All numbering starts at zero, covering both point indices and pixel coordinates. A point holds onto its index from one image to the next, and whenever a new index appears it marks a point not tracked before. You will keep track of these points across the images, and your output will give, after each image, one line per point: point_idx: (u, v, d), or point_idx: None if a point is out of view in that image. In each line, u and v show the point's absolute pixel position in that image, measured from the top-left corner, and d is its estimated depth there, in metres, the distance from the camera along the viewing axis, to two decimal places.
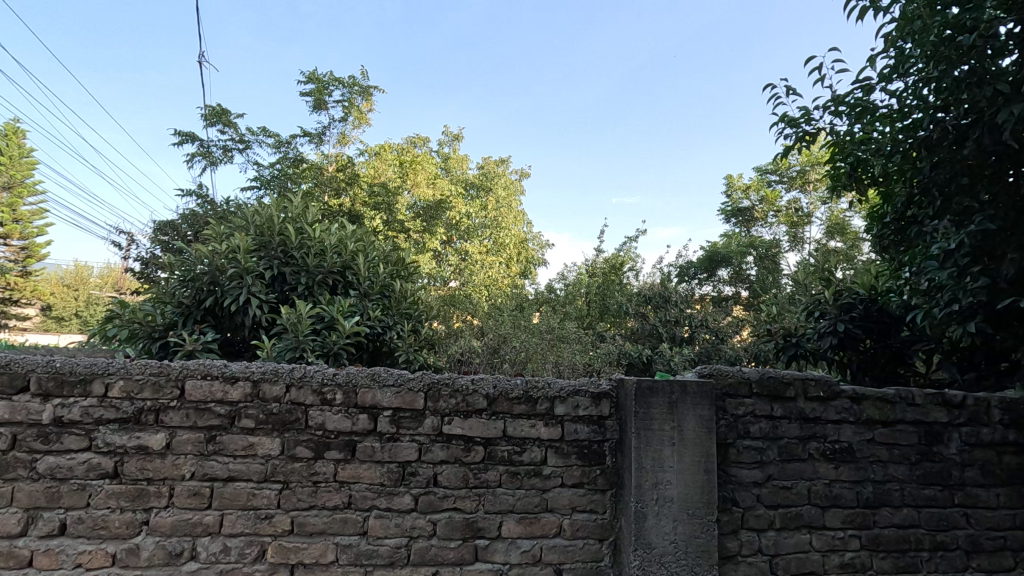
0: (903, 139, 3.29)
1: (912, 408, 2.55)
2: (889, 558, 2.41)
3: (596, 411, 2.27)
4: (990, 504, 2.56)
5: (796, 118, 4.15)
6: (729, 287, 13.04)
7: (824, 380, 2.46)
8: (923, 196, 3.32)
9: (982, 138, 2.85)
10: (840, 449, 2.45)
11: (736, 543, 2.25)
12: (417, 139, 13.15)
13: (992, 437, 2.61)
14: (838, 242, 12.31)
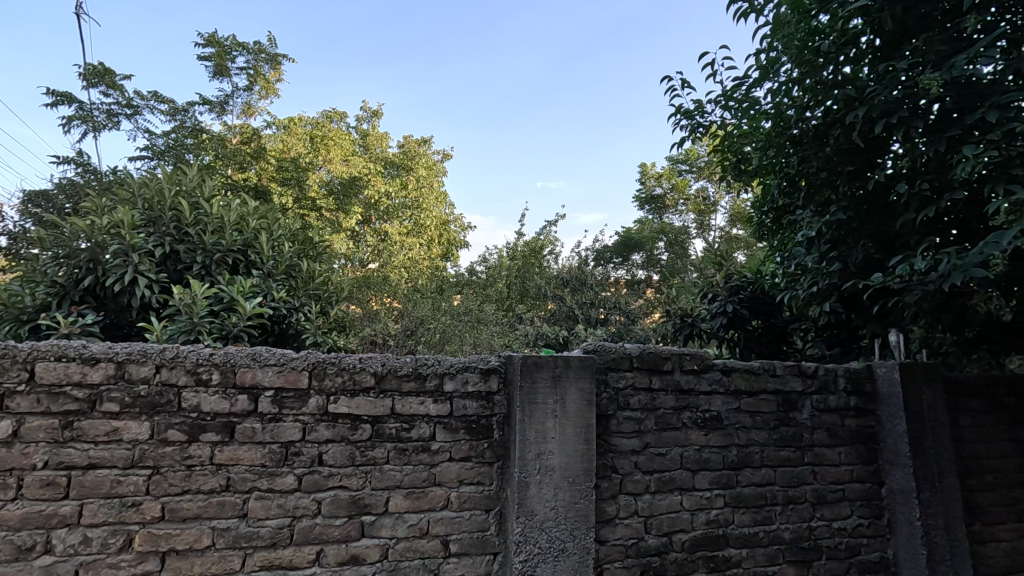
0: (777, 135, 3.59)
1: (772, 378, 2.83)
2: (748, 513, 2.67)
3: (484, 387, 2.34)
4: (834, 461, 2.90)
5: (691, 110, 4.40)
6: (642, 270, 13.65)
7: (697, 354, 2.67)
8: (794, 188, 3.66)
9: (840, 136, 3.18)
10: (710, 417, 2.67)
11: (614, 506, 2.41)
12: (334, 114, 12.63)
13: (838, 402, 2.96)
14: (739, 230, 13.20)
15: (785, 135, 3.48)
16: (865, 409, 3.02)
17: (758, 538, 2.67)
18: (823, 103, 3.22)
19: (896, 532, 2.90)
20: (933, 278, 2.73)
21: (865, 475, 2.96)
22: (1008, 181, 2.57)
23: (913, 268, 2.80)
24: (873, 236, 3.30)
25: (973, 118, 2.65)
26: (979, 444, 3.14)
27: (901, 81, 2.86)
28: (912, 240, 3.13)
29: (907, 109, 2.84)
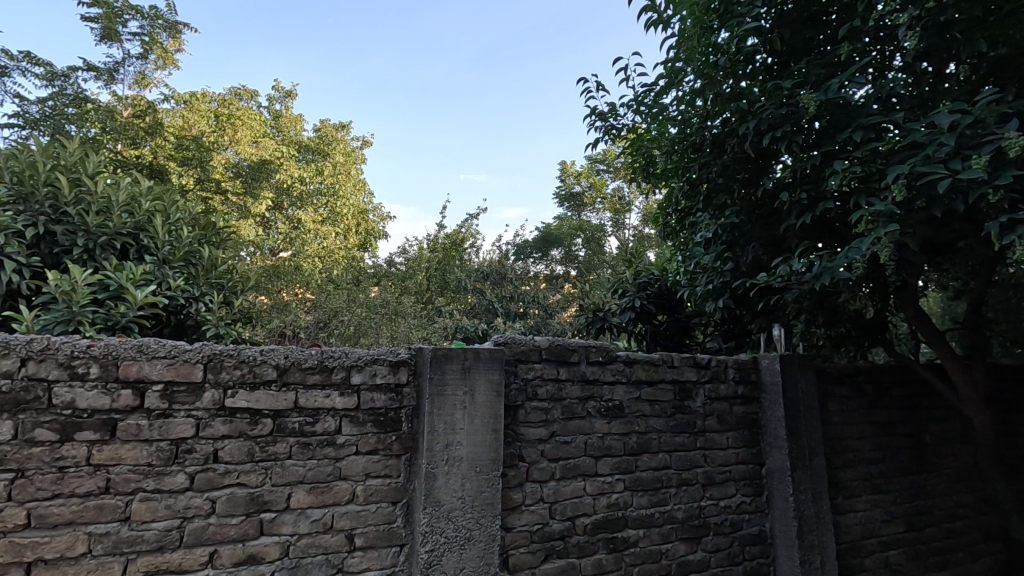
0: (681, 142, 3.82)
1: (670, 369, 3.02)
2: (645, 495, 2.85)
3: (393, 379, 2.33)
4: (722, 445, 3.15)
5: (605, 112, 4.58)
6: (561, 266, 13.98)
7: (602, 346, 2.80)
8: (695, 192, 3.93)
9: (735, 146, 3.45)
10: (612, 406, 2.82)
11: (520, 494, 2.47)
12: (242, 91, 11.87)
13: (727, 391, 3.22)
14: (651, 229, 13.84)
15: (689, 142, 3.72)
16: (750, 397, 3.31)
17: (654, 519, 2.85)
18: (722, 114, 3.48)
19: (773, 508, 3.21)
20: (808, 278, 3.04)
21: (749, 457, 3.24)
22: (870, 193, 2.92)
23: (792, 269, 3.11)
24: (761, 239, 3.61)
25: (844, 136, 2.98)
26: (844, 426, 3.54)
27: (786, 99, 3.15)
28: (793, 244, 3.46)
29: (791, 125, 3.15)
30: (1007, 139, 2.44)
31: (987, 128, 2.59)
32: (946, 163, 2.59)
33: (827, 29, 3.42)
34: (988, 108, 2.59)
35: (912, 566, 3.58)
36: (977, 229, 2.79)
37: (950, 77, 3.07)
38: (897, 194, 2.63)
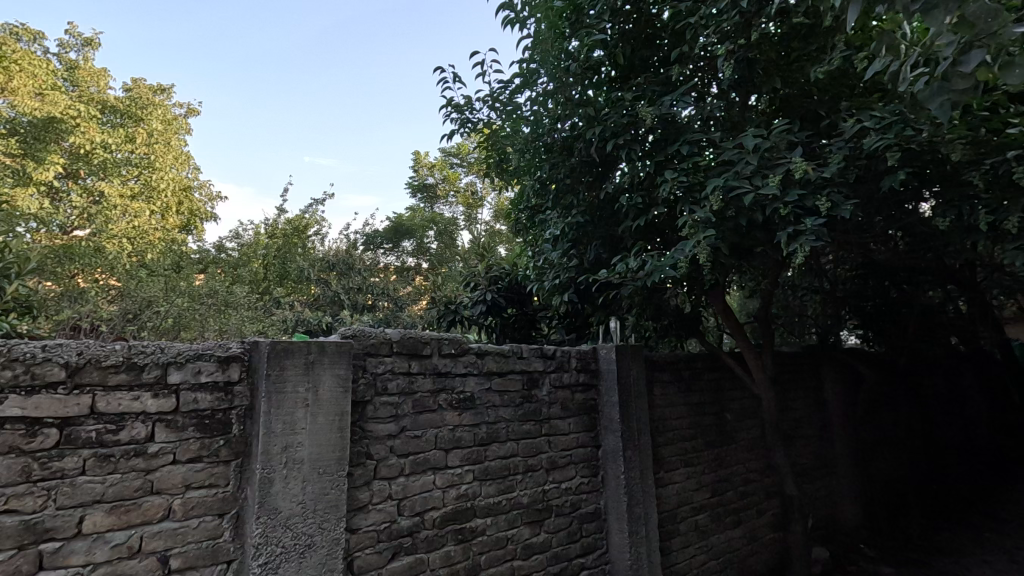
0: (533, 140, 3.96)
1: (519, 360, 3.12)
2: (494, 484, 2.90)
3: (222, 377, 2.07)
4: (565, 430, 3.33)
5: (461, 104, 4.57)
6: (412, 258, 13.76)
7: (455, 338, 2.80)
8: (544, 191, 4.12)
9: (582, 149, 3.72)
10: (463, 398, 2.83)
11: (367, 493, 2.36)
12: (24, 32, 9.73)
13: (570, 379, 3.42)
14: (502, 225, 14.21)
15: (541, 142, 3.90)
16: (590, 384, 3.56)
17: (501, 506, 2.92)
18: (571, 118, 3.70)
19: (607, 486, 3.48)
20: (641, 275, 3.36)
21: (587, 440, 3.47)
22: (693, 202, 3.30)
23: (629, 267, 3.41)
24: (602, 238, 3.92)
25: (673, 150, 3.36)
26: (665, 408, 3.99)
27: (627, 110, 3.47)
28: (629, 244, 3.80)
29: (630, 134, 3.46)
30: (794, 164, 2.94)
31: (780, 153, 3.10)
32: (750, 180, 3.04)
33: (660, 51, 3.83)
34: (780, 135, 3.15)
35: (714, 526, 4.16)
36: (771, 238, 3.32)
37: (753, 106, 3.63)
38: (714, 203, 3.03)
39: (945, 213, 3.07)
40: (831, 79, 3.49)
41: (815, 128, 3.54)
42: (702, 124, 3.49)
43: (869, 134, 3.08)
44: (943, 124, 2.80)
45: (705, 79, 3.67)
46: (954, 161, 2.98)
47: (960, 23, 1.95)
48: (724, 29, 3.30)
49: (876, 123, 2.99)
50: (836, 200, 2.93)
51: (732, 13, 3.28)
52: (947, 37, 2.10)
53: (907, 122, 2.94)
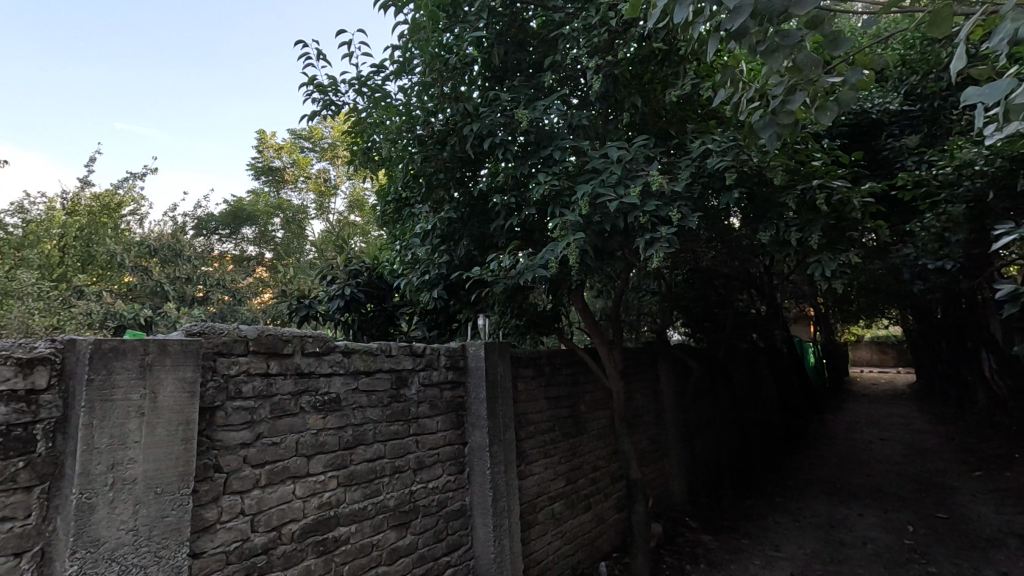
0: (405, 131, 3.84)
1: (388, 358, 2.98)
2: (359, 489, 2.71)
3: (23, 385, 1.65)
4: (432, 429, 3.26)
5: (325, 84, 4.26)
6: (253, 247, 12.56)
7: (320, 336, 2.57)
8: (415, 184, 4.02)
9: (455, 145, 3.72)
10: (328, 400, 2.60)
11: (215, 511, 2.06)
12: None
13: (438, 377, 3.35)
14: (357, 217, 13.48)
15: (411, 133, 3.81)
16: (458, 382, 3.53)
17: (366, 511, 2.73)
18: (445, 112, 3.68)
19: (473, 482, 3.48)
20: (514, 273, 3.46)
21: (455, 438, 3.43)
22: (562, 206, 3.46)
23: (502, 265, 3.50)
24: (473, 236, 3.95)
25: (546, 154, 3.52)
26: (528, 403, 4.13)
27: (502, 110, 3.57)
28: (499, 242, 3.88)
29: (504, 134, 3.54)
30: (651, 177, 3.24)
31: (639, 166, 3.41)
32: (614, 188, 3.29)
33: (530, 57, 3.99)
34: (638, 150, 3.48)
35: (568, 513, 4.41)
36: (628, 243, 3.61)
37: (615, 121, 3.93)
38: (582, 208, 3.21)
39: (764, 229, 3.61)
40: (679, 104, 3.92)
41: (666, 146, 3.94)
42: (570, 132, 3.69)
43: (710, 156, 3.51)
44: (767, 153, 3.29)
45: (568, 89, 3.88)
46: (773, 185, 3.52)
47: (792, 67, 2.23)
48: (595, 44, 3.52)
49: (717, 146, 3.42)
50: (684, 212, 3.29)
51: (601, 30, 3.52)
52: (779, 79, 2.43)
53: (740, 148, 3.40)
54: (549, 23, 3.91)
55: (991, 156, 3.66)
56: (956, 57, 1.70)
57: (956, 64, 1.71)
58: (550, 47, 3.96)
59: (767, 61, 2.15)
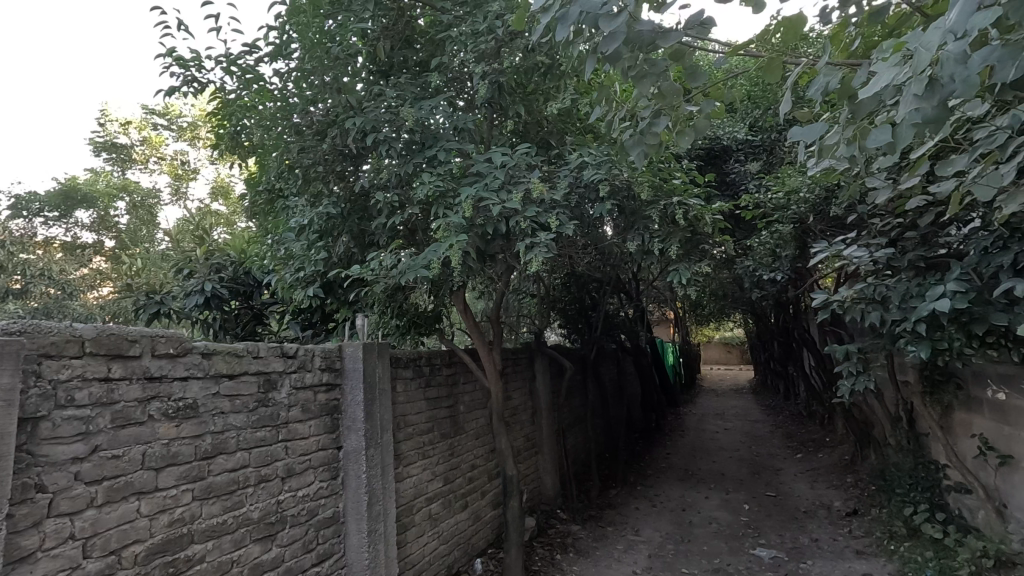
0: (280, 119, 3.69)
1: (255, 360, 2.75)
2: (218, 502, 2.47)
3: None
4: (304, 434, 3.06)
5: (186, 58, 3.86)
6: (89, 233, 10.95)
7: (174, 336, 2.29)
8: (290, 175, 3.82)
9: (336, 137, 3.60)
10: (184, 406, 2.33)
11: (35, 537, 1.78)
12: None
13: (312, 379, 3.17)
14: (221, 206, 12.31)
15: (287, 121, 3.68)
16: (333, 384, 3.36)
17: (226, 526, 2.50)
18: (326, 102, 3.62)
19: (348, 488, 3.34)
20: (395, 272, 3.41)
21: (328, 443, 3.26)
22: (446, 206, 3.49)
23: (383, 263, 3.44)
24: (352, 233, 3.85)
25: (430, 154, 3.52)
26: (406, 404, 4.07)
27: (387, 107, 3.53)
28: (381, 241, 3.81)
29: (388, 131, 3.49)
30: (532, 184, 3.38)
31: (521, 173, 3.55)
32: (497, 193, 3.39)
33: (416, 54, 4.03)
34: (521, 157, 3.61)
35: (445, 512, 4.42)
36: (509, 247, 3.73)
37: (499, 126, 4.06)
38: (466, 211, 3.26)
39: (632, 239, 3.93)
40: (558, 116, 4.13)
41: (547, 155, 4.14)
42: (456, 134, 3.73)
43: (586, 168, 3.74)
44: (635, 169, 3.58)
45: (455, 91, 3.93)
46: (640, 200, 3.84)
47: (659, 94, 2.45)
48: (482, 50, 3.61)
49: (592, 160, 3.66)
50: (561, 219, 3.47)
51: (488, 37, 3.61)
52: (647, 103, 2.67)
53: (612, 163, 3.67)
54: (437, 24, 3.94)
55: (812, 186, 4.33)
56: (782, 101, 1.99)
57: (783, 107, 2.00)
58: (436, 47, 4.01)
59: (636, 85, 2.35)
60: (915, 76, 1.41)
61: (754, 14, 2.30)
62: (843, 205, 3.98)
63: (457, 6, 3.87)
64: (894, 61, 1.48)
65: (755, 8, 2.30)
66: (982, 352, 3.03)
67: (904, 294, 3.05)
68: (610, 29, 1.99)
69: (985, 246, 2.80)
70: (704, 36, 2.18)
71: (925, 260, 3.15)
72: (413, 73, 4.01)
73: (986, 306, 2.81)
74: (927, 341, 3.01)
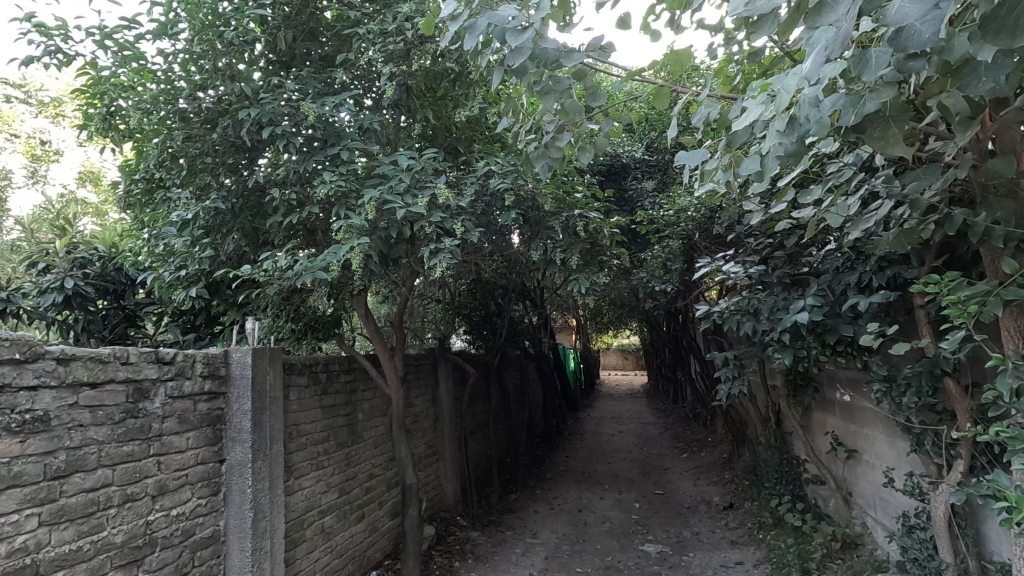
0: (164, 103, 3.34)
1: (124, 366, 2.48)
2: (71, 527, 2.19)
3: None
4: (180, 448, 2.79)
5: (49, 26, 3.43)
6: None
7: (22, 339, 2.01)
8: (172, 164, 3.52)
9: (227, 128, 3.37)
10: (31, 419, 2.05)
11: None
12: None
13: (191, 387, 2.90)
14: (89, 192, 11.09)
15: (172, 106, 3.35)
16: (217, 393, 3.10)
17: (80, 553, 2.22)
18: (217, 88, 3.43)
19: (230, 504, 3.10)
20: (290, 274, 3.25)
21: (209, 456, 3.00)
22: (347, 207, 3.38)
23: (277, 264, 3.26)
24: (244, 231, 3.62)
25: (333, 152, 3.38)
26: (300, 412, 3.87)
27: (286, 100, 3.37)
28: (275, 240, 3.62)
29: (287, 125, 3.33)
30: (438, 190, 3.38)
31: (427, 177, 3.53)
32: (402, 196, 3.34)
33: (321, 48, 3.90)
34: (428, 161, 3.59)
35: (339, 525, 4.24)
36: (413, 251, 3.68)
37: (406, 129, 4.02)
38: (368, 213, 3.17)
39: (536, 248, 4.04)
40: (467, 124, 4.17)
41: (454, 161, 4.15)
42: (360, 134, 3.64)
43: (492, 176, 3.80)
44: (539, 181, 3.69)
45: (362, 89, 3.89)
46: (543, 210, 3.96)
47: (561, 110, 2.53)
48: (390, 51, 3.55)
49: (498, 169, 3.72)
50: (466, 225, 3.49)
51: (397, 38, 3.55)
52: (551, 118, 2.76)
53: (517, 173, 3.76)
54: (344, 19, 3.84)
55: (698, 206, 4.70)
56: (671, 126, 2.15)
57: (671, 131, 2.16)
58: (343, 43, 3.91)
59: (541, 100, 2.42)
60: (779, 113, 1.58)
61: (651, 42, 2.46)
62: (725, 224, 4.37)
63: (366, 3, 3.81)
64: (762, 99, 1.64)
65: (652, 36, 2.47)
66: (834, 359, 3.45)
67: (772, 306, 3.39)
68: (515, 44, 2.03)
69: (838, 267, 3.20)
70: (604, 60, 2.30)
71: (790, 277, 3.52)
72: (316, 67, 3.87)
73: (837, 318, 3.19)
74: (790, 349, 3.37)
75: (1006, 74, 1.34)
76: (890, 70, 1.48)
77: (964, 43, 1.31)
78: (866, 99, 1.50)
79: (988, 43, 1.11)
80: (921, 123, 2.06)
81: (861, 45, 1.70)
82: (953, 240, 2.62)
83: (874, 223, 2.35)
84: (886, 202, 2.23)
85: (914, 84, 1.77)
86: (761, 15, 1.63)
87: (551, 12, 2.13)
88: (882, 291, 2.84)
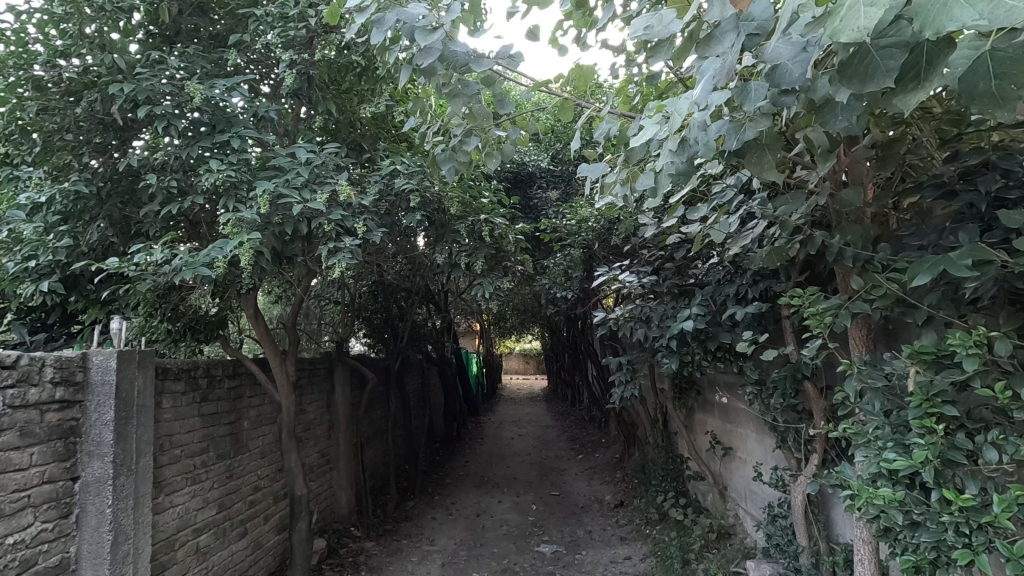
0: (13, 67, 2.93)
1: None
2: None
3: None
4: (20, 466, 2.42)
5: None
6: None
7: None
8: (22, 139, 3.08)
9: (95, 101, 3.01)
10: None
11: None
12: None
13: (38, 396, 2.52)
14: None
15: (23, 72, 2.93)
16: (71, 401, 2.72)
17: None
18: (83, 57, 3.06)
19: (85, 526, 2.74)
20: (166, 269, 2.94)
21: (59, 474, 2.62)
22: (236, 199, 3.14)
23: (150, 258, 2.94)
24: (112, 219, 3.24)
25: (222, 139, 3.13)
26: (173, 422, 3.51)
27: (168, 77, 3.08)
28: (150, 231, 3.27)
29: (169, 105, 3.04)
30: (339, 186, 3.25)
31: (328, 173, 3.38)
32: (299, 191, 3.17)
33: (212, 26, 3.61)
34: (329, 157, 3.45)
35: (217, 544, 3.89)
36: (310, 250, 3.50)
37: (306, 120, 3.84)
38: (261, 206, 2.97)
39: (440, 250, 3.99)
40: (373, 120, 4.06)
41: (358, 158, 4.01)
42: (254, 121, 3.41)
43: (397, 176, 3.71)
44: (445, 183, 3.68)
45: (258, 74, 3.67)
46: (449, 214, 3.96)
47: (469, 114, 2.51)
48: (290, 37, 3.36)
49: (404, 169, 3.64)
50: (368, 225, 3.38)
51: (299, 25, 3.38)
52: (460, 121, 2.74)
53: (423, 175, 3.71)
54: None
55: (598, 217, 4.91)
56: (574, 139, 2.22)
57: (575, 144, 2.23)
58: (238, 23, 3.65)
59: (449, 102, 2.40)
60: (671, 134, 1.68)
61: (558, 56, 2.54)
62: (621, 236, 4.60)
63: None
64: (657, 119, 1.74)
65: (559, 50, 2.55)
66: (714, 364, 3.74)
67: (661, 314, 3.61)
68: (425, 44, 2.00)
69: (719, 279, 3.47)
70: (512, 69, 2.32)
71: (678, 287, 3.76)
72: (204, 45, 3.58)
73: (718, 326, 3.46)
74: (677, 354, 3.59)
75: (857, 115, 1.52)
76: (766, 103, 1.63)
77: (825, 85, 1.49)
78: (747, 127, 1.64)
79: (844, 86, 1.26)
80: (790, 153, 2.30)
81: (742, 77, 1.86)
82: (813, 258, 2.94)
83: (751, 241, 2.58)
84: (760, 222, 2.46)
85: (784, 117, 1.97)
86: (658, 41, 1.74)
87: (461, 15, 2.12)
88: (756, 302, 3.12)
